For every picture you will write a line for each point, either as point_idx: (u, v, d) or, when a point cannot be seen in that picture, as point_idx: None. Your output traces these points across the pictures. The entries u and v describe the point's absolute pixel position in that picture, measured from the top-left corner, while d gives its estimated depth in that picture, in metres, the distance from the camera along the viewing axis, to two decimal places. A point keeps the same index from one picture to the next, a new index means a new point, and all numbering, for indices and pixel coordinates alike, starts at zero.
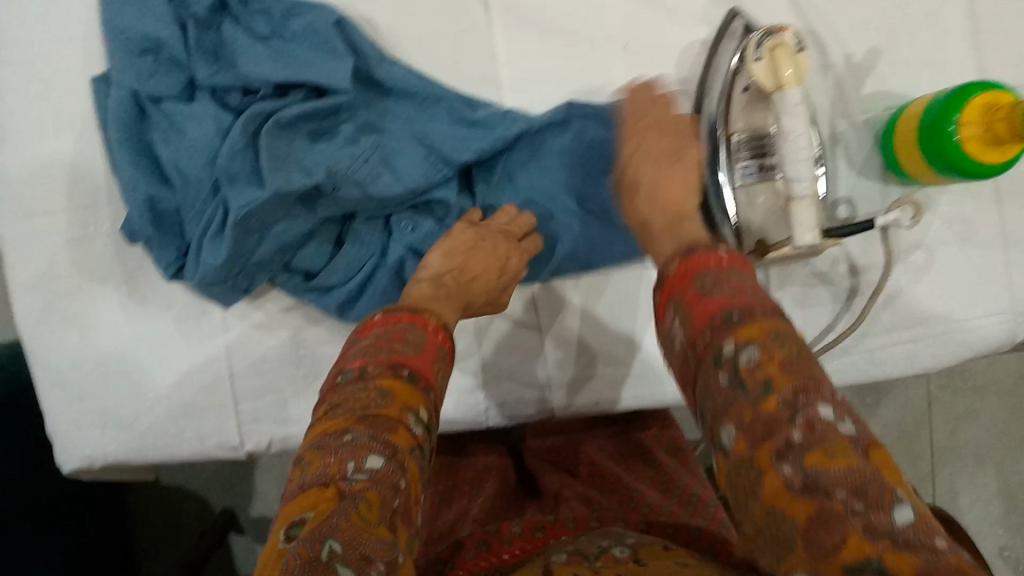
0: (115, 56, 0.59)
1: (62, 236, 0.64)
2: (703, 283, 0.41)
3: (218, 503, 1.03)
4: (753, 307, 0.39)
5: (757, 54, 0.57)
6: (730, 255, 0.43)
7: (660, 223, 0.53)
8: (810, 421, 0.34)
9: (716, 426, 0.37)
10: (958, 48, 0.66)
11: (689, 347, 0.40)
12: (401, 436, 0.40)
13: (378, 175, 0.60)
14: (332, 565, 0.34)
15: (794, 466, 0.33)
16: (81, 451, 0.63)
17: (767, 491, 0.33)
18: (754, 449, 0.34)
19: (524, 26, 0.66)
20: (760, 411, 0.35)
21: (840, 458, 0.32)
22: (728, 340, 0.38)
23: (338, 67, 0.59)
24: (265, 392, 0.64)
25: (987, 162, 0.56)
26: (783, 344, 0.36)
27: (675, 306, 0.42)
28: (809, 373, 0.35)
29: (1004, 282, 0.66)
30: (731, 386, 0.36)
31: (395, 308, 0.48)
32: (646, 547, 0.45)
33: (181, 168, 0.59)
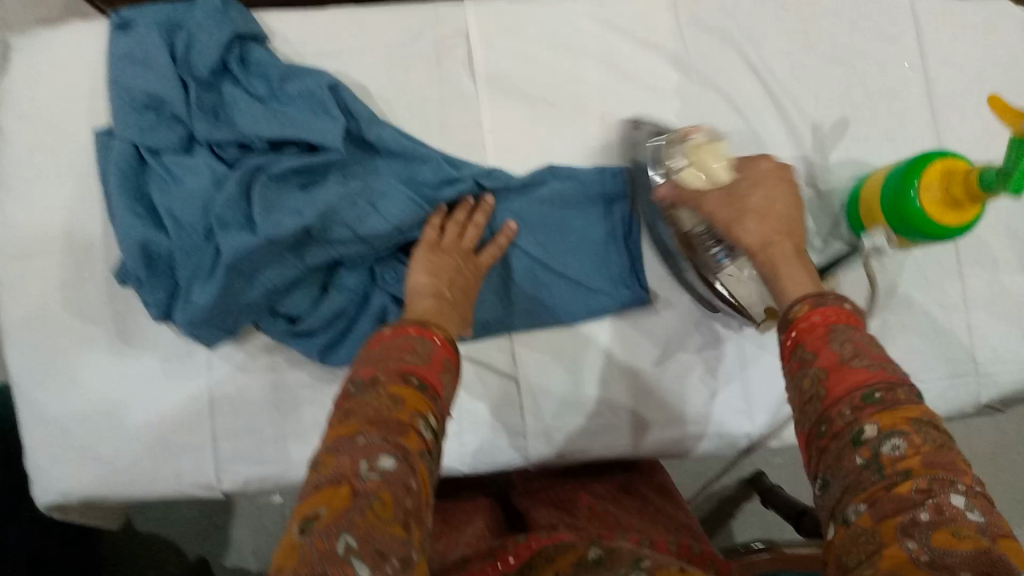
0: (120, 112, 0.63)
1: (55, 276, 0.66)
2: (841, 344, 0.43)
3: (191, 551, 1.03)
4: (895, 387, 0.40)
5: (679, 162, 0.60)
6: (852, 313, 0.45)
7: (791, 247, 0.51)
8: (940, 505, 0.35)
9: (843, 496, 0.38)
10: (917, 125, 0.71)
11: (823, 417, 0.41)
12: (412, 439, 0.42)
13: (365, 218, 0.62)
14: (348, 559, 0.36)
15: (919, 543, 0.34)
16: (59, 484, 0.65)
17: (887, 559, 0.35)
18: (879, 525, 0.36)
19: (509, 94, 0.70)
20: (892, 492, 0.36)
21: (967, 541, 0.34)
22: (869, 422, 0.39)
23: (331, 126, 0.62)
24: (246, 431, 0.66)
25: (947, 224, 0.60)
26: (926, 435, 0.38)
27: (805, 361, 0.44)
28: (950, 468, 0.37)
29: (963, 345, 0.70)
30: (867, 466, 0.38)
31: (402, 322, 0.51)
32: (662, 569, 0.47)
33: (176, 214, 0.62)
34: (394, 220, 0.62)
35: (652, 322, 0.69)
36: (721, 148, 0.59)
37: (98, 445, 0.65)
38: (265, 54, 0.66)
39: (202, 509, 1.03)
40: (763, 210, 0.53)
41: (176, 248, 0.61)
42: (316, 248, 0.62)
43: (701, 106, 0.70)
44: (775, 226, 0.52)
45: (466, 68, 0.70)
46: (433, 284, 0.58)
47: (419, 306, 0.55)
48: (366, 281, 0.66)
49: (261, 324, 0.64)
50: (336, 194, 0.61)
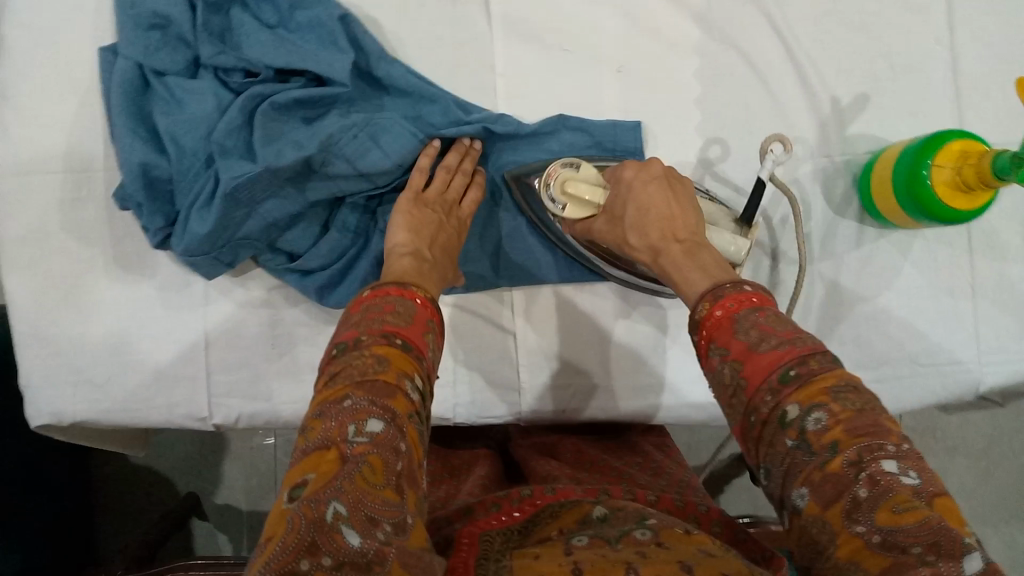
0: (122, 28, 0.61)
1: (56, 196, 0.65)
2: (746, 332, 0.42)
3: (183, 487, 1.03)
4: (808, 358, 0.40)
5: (558, 203, 0.60)
6: (756, 293, 0.44)
7: (677, 247, 0.52)
8: (874, 477, 0.36)
9: (784, 481, 0.39)
10: (940, 100, 0.68)
11: (749, 407, 0.41)
12: (400, 401, 0.42)
13: (366, 151, 0.61)
14: (337, 526, 0.37)
15: (868, 526, 0.36)
16: (52, 406, 0.65)
17: (844, 551, 0.36)
18: (826, 512, 0.37)
19: (523, 39, 0.68)
20: (827, 472, 0.37)
21: (909, 513, 0.35)
22: (790, 402, 0.39)
23: (340, 58, 0.61)
24: (240, 366, 0.66)
25: (955, 207, 0.59)
26: (845, 400, 0.38)
27: (720, 357, 0.43)
28: (877, 429, 0.37)
29: (970, 330, 0.68)
30: (798, 449, 0.38)
31: (382, 283, 0.49)
32: (668, 529, 0.45)
33: (177, 139, 0.60)
34: (395, 156, 0.62)
35: None
36: (587, 174, 0.60)
37: (92, 370, 0.66)
38: None
39: (196, 446, 1.03)
40: (642, 218, 0.55)
41: (177, 172, 0.60)
42: (319, 182, 0.61)
43: (719, 65, 0.68)
44: (658, 233, 0.54)
45: (481, 9, 0.68)
46: (412, 243, 0.57)
47: (397, 265, 0.54)
48: (367, 221, 0.66)
49: (259, 258, 0.64)
50: (340, 128, 0.60)
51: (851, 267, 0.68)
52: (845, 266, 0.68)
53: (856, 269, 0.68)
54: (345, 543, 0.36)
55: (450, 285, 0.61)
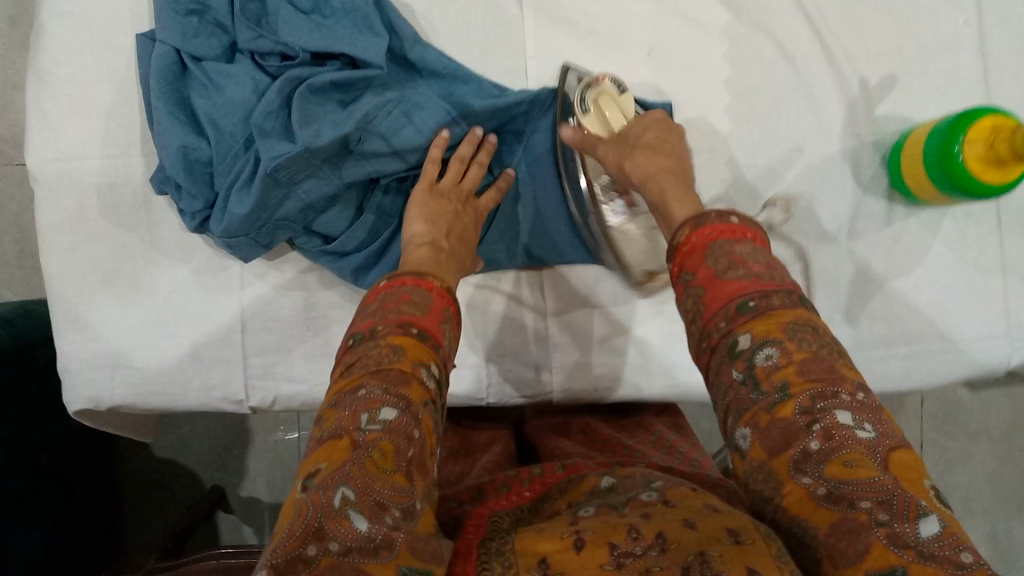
0: (160, 14, 0.62)
1: (93, 182, 0.66)
2: (717, 259, 0.45)
3: (207, 480, 1.03)
4: (771, 293, 0.43)
5: (584, 107, 0.62)
6: (741, 226, 0.46)
7: (667, 181, 0.54)
8: (828, 431, 0.39)
9: (732, 420, 0.42)
10: (967, 81, 0.69)
11: (704, 332, 0.44)
12: (414, 390, 0.43)
13: (401, 128, 0.62)
14: (345, 511, 0.37)
15: (814, 477, 0.38)
16: (90, 390, 0.66)
17: (789, 496, 0.39)
18: (772, 457, 0.40)
19: (554, 24, 0.69)
20: (775, 415, 0.40)
21: (860, 469, 0.37)
22: (743, 333, 0.42)
23: (375, 42, 0.62)
24: (276, 348, 0.67)
25: (988, 182, 0.59)
26: (800, 342, 0.41)
27: (688, 281, 0.46)
28: (828, 375, 0.40)
29: (1001, 307, 0.68)
30: (746, 383, 0.42)
31: (399, 272, 0.51)
32: (673, 489, 0.44)
33: (215, 121, 0.61)
34: (428, 131, 0.63)
35: None
36: (625, 103, 0.62)
37: (129, 353, 0.66)
38: None
39: (219, 439, 1.04)
40: (646, 147, 0.56)
41: (216, 155, 0.61)
42: (354, 165, 0.62)
43: (748, 48, 0.69)
44: (651, 166, 0.55)
45: None
46: (430, 233, 0.59)
47: (412, 257, 0.56)
48: (402, 205, 0.67)
49: (295, 241, 0.64)
50: (375, 107, 0.61)
51: (881, 246, 0.69)
52: (876, 245, 0.69)
53: (886, 248, 0.69)
54: (354, 528, 0.37)
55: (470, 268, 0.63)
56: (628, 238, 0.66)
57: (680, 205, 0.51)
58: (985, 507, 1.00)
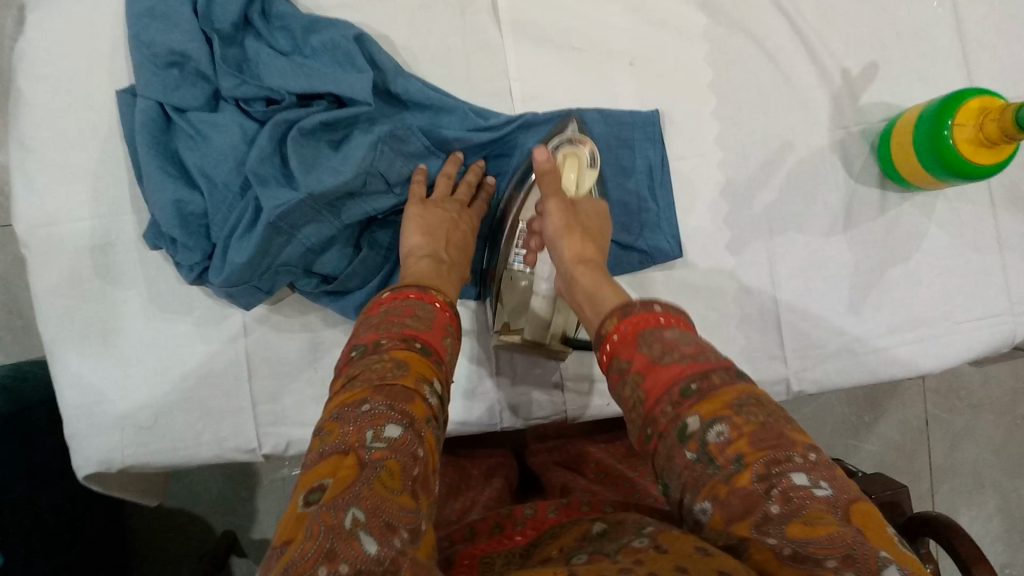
0: (140, 68, 0.61)
1: (86, 243, 0.65)
2: (650, 345, 0.45)
3: (219, 526, 1.01)
4: (710, 372, 0.42)
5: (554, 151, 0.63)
6: (666, 312, 0.47)
7: (591, 272, 0.56)
8: (787, 493, 0.36)
9: (689, 497, 0.40)
10: (947, 63, 0.69)
11: (649, 418, 0.43)
12: (418, 406, 0.43)
13: (394, 162, 0.63)
14: (356, 532, 0.35)
15: (778, 537, 0.35)
16: (99, 454, 0.65)
17: (756, 558, 0.36)
18: (733, 526, 0.37)
19: (535, 42, 0.69)
20: (734, 485, 0.38)
21: (821, 527, 0.35)
22: (691, 414, 0.41)
23: (359, 78, 0.62)
24: (284, 393, 0.66)
25: (980, 164, 0.59)
26: (747, 414, 0.40)
27: (623, 369, 0.46)
28: (779, 443, 0.38)
29: (1000, 284, 0.69)
30: (701, 462, 0.39)
31: (403, 286, 0.52)
32: (665, 533, 0.41)
33: (208, 172, 0.61)
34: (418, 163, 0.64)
35: (686, 271, 0.68)
36: (585, 178, 0.63)
37: (136, 412, 0.65)
38: (288, 7, 0.64)
39: (226, 483, 1.01)
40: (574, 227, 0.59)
41: (210, 206, 0.61)
42: (353, 206, 0.62)
43: (728, 50, 0.69)
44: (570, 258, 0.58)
45: (492, 19, 0.69)
46: (429, 245, 0.59)
47: (414, 268, 0.56)
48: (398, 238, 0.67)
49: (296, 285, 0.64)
50: (369, 149, 0.61)
51: (879, 234, 0.69)
52: (873, 233, 0.69)
53: (883, 236, 0.69)
54: (363, 550, 0.35)
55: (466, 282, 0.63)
56: (514, 287, 0.65)
57: (610, 293, 0.53)
58: (996, 479, 1.01)
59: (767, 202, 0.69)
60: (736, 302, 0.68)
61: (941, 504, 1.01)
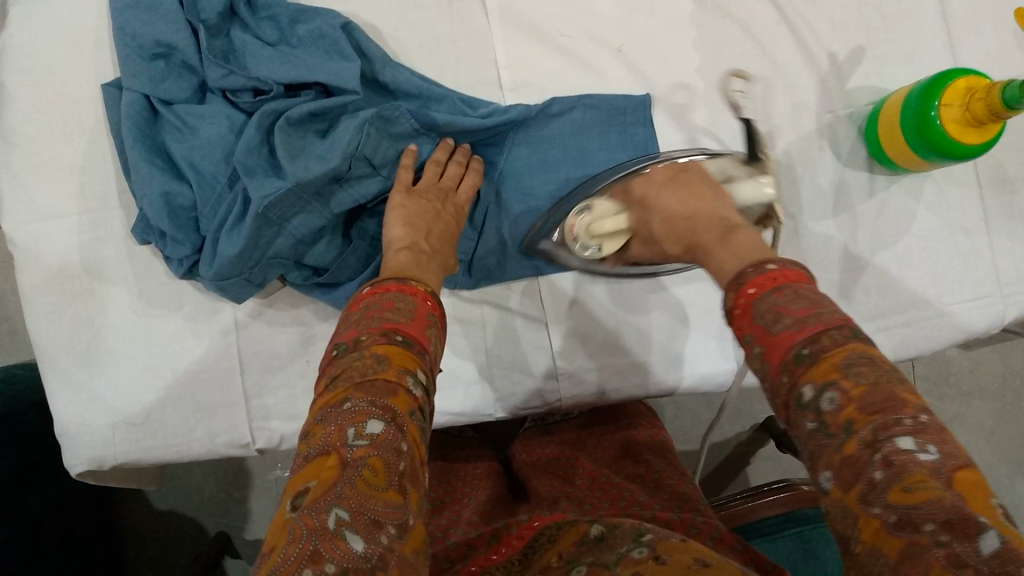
0: (126, 60, 0.61)
1: (73, 238, 0.65)
2: (764, 315, 0.41)
3: (212, 527, 1.00)
4: (821, 334, 0.38)
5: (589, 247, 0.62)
6: (784, 271, 0.42)
7: (718, 234, 0.50)
8: (889, 458, 0.33)
9: (811, 468, 0.37)
10: (933, 45, 0.69)
11: (773, 389, 0.40)
12: (401, 399, 0.41)
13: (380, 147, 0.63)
14: (341, 531, 0.36)
15: (882, 506, 0.33)
16: (91, 452, 0.64)
17: (864, 534, 0.33)
18: (843, 496, 0.34)
19: (522, 30, 0.69)
20: (844, 453, 0.35)
21: (922, 492, 0.32)
22: (805, 383, 0.37)
23: (347, 66, 0.61)
24: (278, 387, 0.66)
25: (967, 143, 0.60)
26: (858, 375, 0.36)
27: (750, 344, 0.41)
28: (890, 402, 0.35)
29: (989, 265, 0.69)
30: (818, 431, 0.36)
31: (383, 279, 0.50)
32: (664, 541, 0.44)
33: (195, 164, 0.61)
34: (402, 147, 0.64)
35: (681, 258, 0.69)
36: (605, 214, 0.60)
37: (127, 409, 0.64)
38: None
39: (218, 484, 1.01)
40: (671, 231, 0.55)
41: (199, 198, 0.61)
42: (342, 193, 0.62)
43: (715, 36, 0.70)
44: (702, 225, 0.52)
45: (479, 6, 0.69)
46: (409, 236, 0.58)
47: (392, 260, 0.55)
48: None
49: (287, 278, 0.64)
50: (355, 133, 0.61)
51: (868, 218, 0.69)
52: (863, 216, 0.69)
53: (872, 219, 0.69)
54: (349, 549, 0.35)
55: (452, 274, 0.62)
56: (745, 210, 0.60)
57: None
58: (987, 464, 1.01)
59: None
60: None
61: None
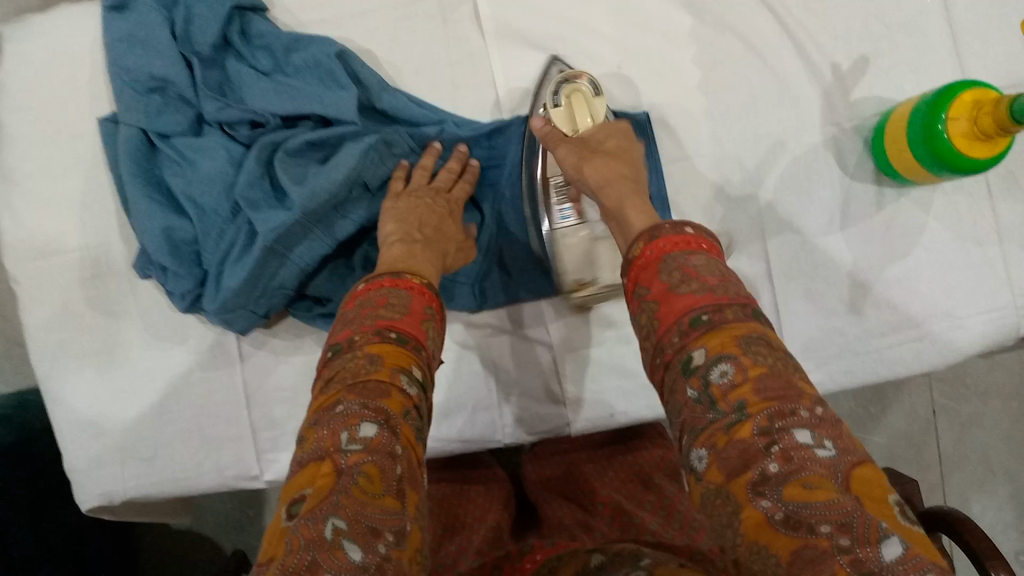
0: (122, 96, 0.61)
1: (76, 275, 0.65)
2: (669, 273, 0.43)
3: (228, 545, 1.00)
4: (725, 306, 0.40)
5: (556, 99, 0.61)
6: (695, 237, 0.44)
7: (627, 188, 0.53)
8: (787, 453, 0.34)
9: (688, 438, 0.39)
10: (939, 53, 0.68)
11: (658, 348, 0.42)
12: (394, 401, 0.40)
13: (379, 172, 0.62)
14: (339, 541, 0.34)
15: (774, 500, 0.34)
16: (100, 488, 0.64)
17: (747, 522, 0.34)
18: (729, 483, 0.35)
19: (520, 50, 0.68)
20: (733, 436, 0.36)
21: (820, 491, 0.33)
22: (697, 348, 0.39)
23: (344, 96, 0.61)
24: (282, 419, 0.65)
25: (975, 157, 0.58)
26: (755, 354, 0.38)
27: (642, 296, 0.44)
28: (788, 393, 0.36)
29: (1004, 276, 0.67)
30: (703, 402, 0.38)
31: (376, 274, 0.50)
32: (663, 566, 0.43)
33: (194, 199, 0.61)
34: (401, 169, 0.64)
35: None
36: (596, 107, 0.60)
37: (134, 444, 0.65)
38: (267, 26, 0.64)
39: (233, 501, 1.01)
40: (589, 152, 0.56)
41: (201, 233, 0.61)
42: (343, 221, 0.61)
43: (716, 50, 0.69)
44: (606, 170, 0.54)
45: (475, 28, 0.69)
46: (401, 229, 0.57)
47: (388, 254, 0.54)
48: None
49: (290, 307, 0.64)
50: (359, 157, 0.60)
51: (877, 231, 0.68)
52: (871, 231, 0.68)
53: (881, 233, 0.68)
54: (346, 559, 0.33)
55: (450, 264, 0.61)
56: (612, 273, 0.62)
57: (638, 216, 0.50)
58: (1009, 466, 0.99)
59: (762, 203, 0.68)
60: None
61: (953, 495, 1.00)
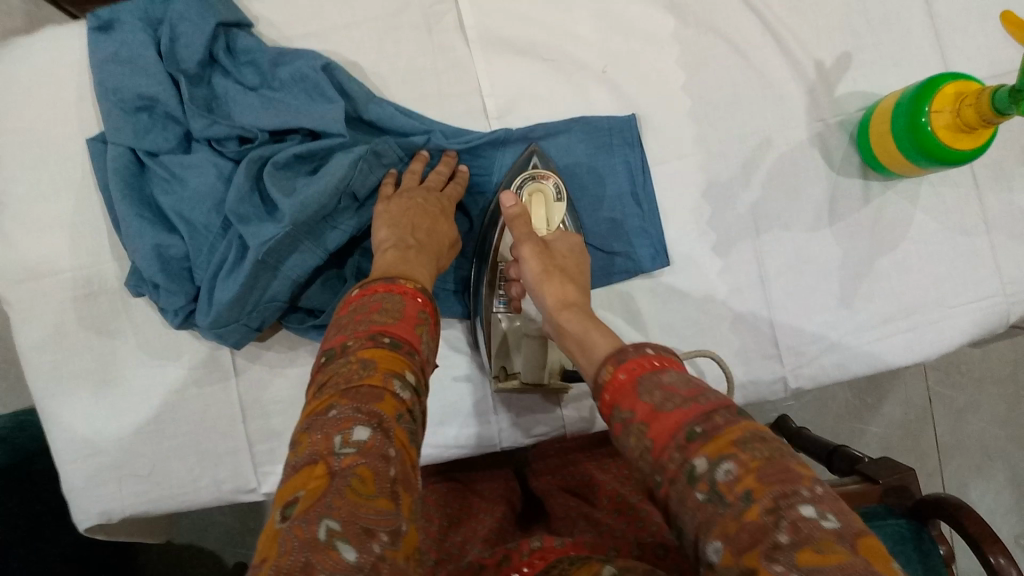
0: (108, 115, 0.61)
1: (68, 295, 0.65)
2: (650, 393, 0.39)
3: (230, 558, 1.00)
4: (713, 414, 0.37)
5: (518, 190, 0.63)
6: (660, 356, 0.42)
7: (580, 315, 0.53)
8: (796, 523, 0.31)
9: (701, 541, 0.34)
10: (921, 46, 0.69)
11: (656, 468, 0.37)
12: (388, 404, 0.41)
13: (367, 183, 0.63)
14: (334, 541, 0.33)
15: (787, 564, 0.30)
16: (99, 506, 0.64)
17: None
18: (740, 559, 0.31)
19: (505, 56, 0.69)
20: (742, 521, 0.32)
21: (833, 556, 0.29)
22: (698, 456, 0.35)
23: (331, 108, 0.61)
24: (279, 431, 0.66)
25: (959, 149, 0.59)
26: (754, 449, 0.34)
27: (625, 419, 0.40)
28: (789, 474, 0.33)
29: (992, 265, 0.68)
30: (709, 502, 0.34)
31: (371, 280, 0.50)
32: None
33: (186, 215, 0.61)
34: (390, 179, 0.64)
35: (677, 276, 0.68)
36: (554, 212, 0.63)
37: (131, 462, 0.65)
38: (253, 42, 0.64)
39: (234, 514, 1.01)
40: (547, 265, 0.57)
41: (193, 249, 0.61)
42: (333, 232, 0.62)
43: (699, 50, 0.69)
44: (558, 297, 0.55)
45: (460, 36, 0.69)
46: (394, 235, 0.57)
47: (381, 260, 0.54)
48: None
49: (283, 319, 0.64)
50: (347, 168, 0.60)
51: (865, 225, 0.68)
52: (859, 224, 0.68)
53: (869, 226, 0.68)
54: (341, 558, 0.33)
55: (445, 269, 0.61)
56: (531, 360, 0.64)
57: (599, 337, 0.49)
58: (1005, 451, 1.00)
59: (749, 201, 0.68)
60: (727, 303, 0.68)
61: (951, 482, 1.01)
